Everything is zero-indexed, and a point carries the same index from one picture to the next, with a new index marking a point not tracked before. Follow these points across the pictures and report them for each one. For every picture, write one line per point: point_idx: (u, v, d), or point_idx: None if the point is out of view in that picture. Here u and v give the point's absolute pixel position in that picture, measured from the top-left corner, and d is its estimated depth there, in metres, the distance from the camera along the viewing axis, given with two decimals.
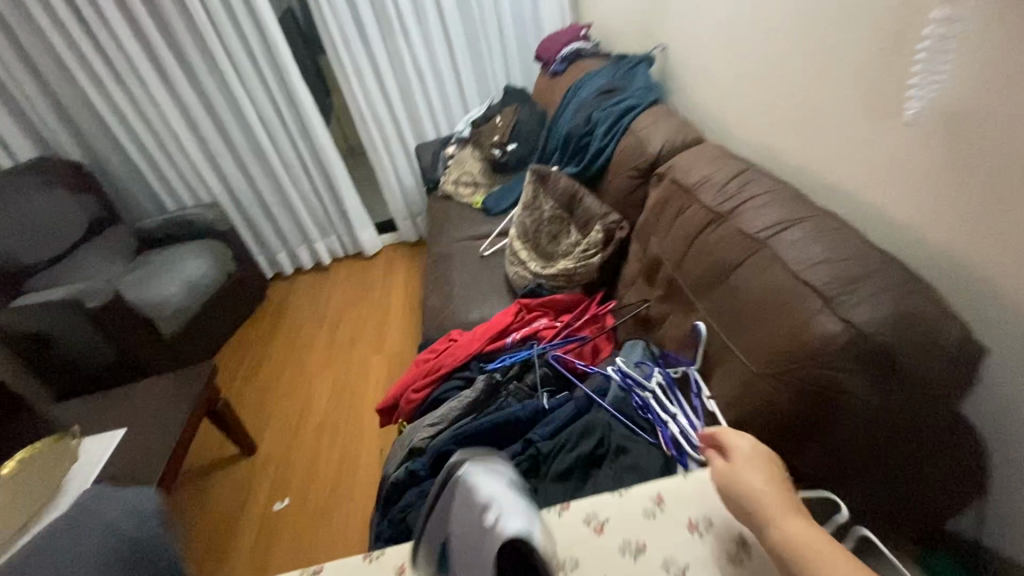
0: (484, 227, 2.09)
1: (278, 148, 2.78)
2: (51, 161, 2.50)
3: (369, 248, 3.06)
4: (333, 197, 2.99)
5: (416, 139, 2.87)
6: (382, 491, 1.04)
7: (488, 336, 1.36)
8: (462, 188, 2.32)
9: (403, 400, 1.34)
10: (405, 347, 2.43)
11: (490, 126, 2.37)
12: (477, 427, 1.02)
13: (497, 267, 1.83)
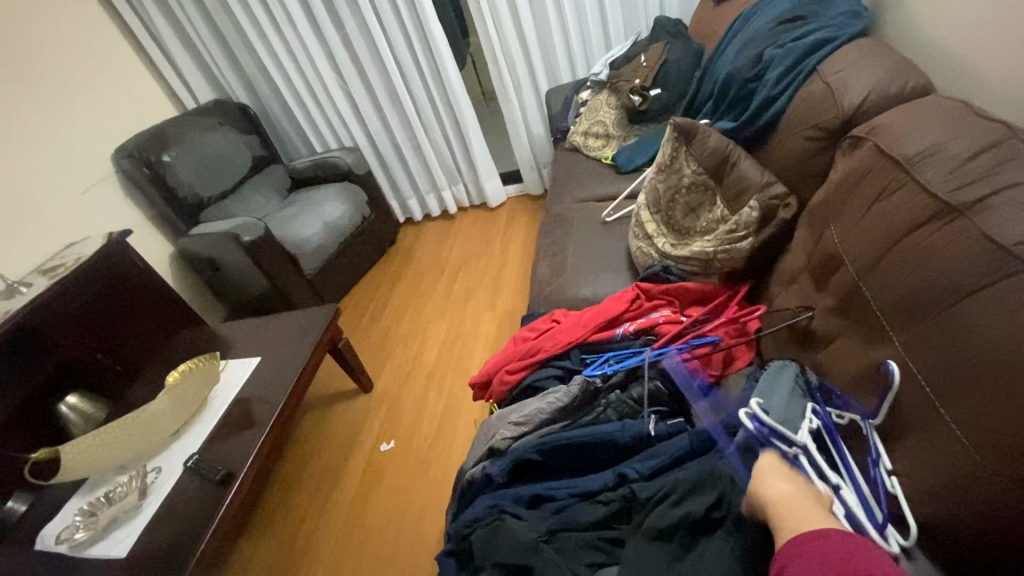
0: (612, 189, 1.85)
1: (412, 93, 2.76)
2: (224, 103, 2.76)
3: (493, 200, 2.98)
4: (461, 144, 2.92)
5: (549, 82, 2.63)
6: (457, 486, 0.96)
7: (596, 324, 1.18)
8: (593, 139, 2.07)
9: (495, 381, 1.23)
10: (517, 308, 2.34)
11: (632, 67, 2.04)
12: (567, 443, 0.88)
13: (619, 238, 1.61)
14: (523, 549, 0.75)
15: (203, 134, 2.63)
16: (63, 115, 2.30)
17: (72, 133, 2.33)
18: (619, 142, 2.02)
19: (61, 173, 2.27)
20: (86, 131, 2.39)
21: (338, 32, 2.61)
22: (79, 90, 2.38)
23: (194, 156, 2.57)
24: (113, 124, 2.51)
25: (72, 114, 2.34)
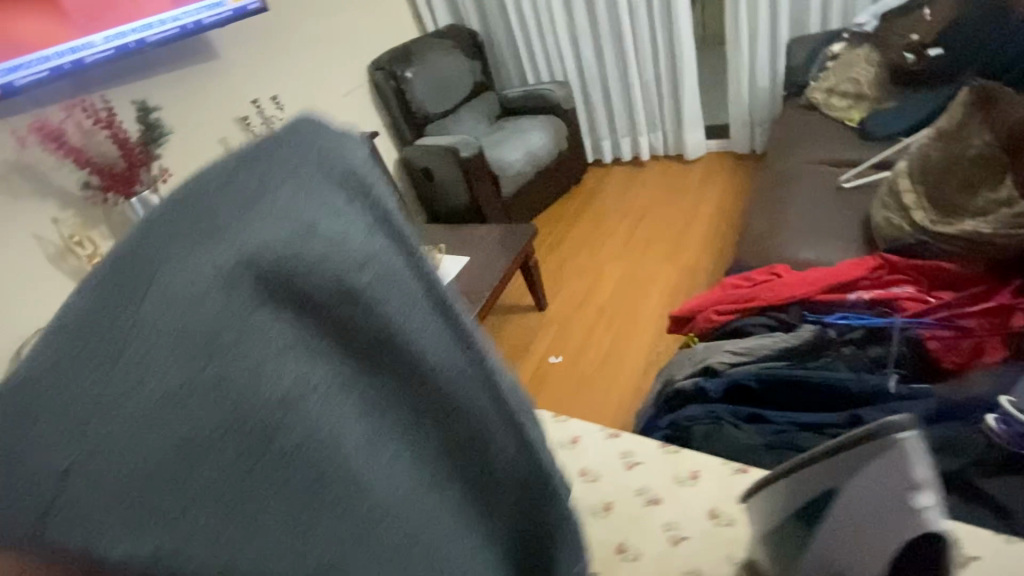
0: (852, 156, 1.72)
1: (636, 30, 2.77)
2: (460, 29, 3.02)
3: (692, 153, 2.90)
4: (673, 90, 2.86)
5: (792, 31, 2.44)
6: (662, 392, 1.05)
7: (824, 285, 1.17)
8: (837, 98, 1.90)
9: (700, 317, 1.29)
10: (701, 265, 2.34)
11: (910, 20, 1.79)
12: (792, 377, 0.94)
13: (856, 206, 1.51)
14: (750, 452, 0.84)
15: (439, 56, 2.93)
16: (343, 28, 2.75)
17: (344, 44, 2.77)
18: (873, 106, 1.83)
19: (336, 77, 2.73)
20: (355, 43, 2.82)
21: None
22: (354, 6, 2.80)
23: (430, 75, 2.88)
24: (371, 37, 2.90)
25: (348, 27, 2.78)
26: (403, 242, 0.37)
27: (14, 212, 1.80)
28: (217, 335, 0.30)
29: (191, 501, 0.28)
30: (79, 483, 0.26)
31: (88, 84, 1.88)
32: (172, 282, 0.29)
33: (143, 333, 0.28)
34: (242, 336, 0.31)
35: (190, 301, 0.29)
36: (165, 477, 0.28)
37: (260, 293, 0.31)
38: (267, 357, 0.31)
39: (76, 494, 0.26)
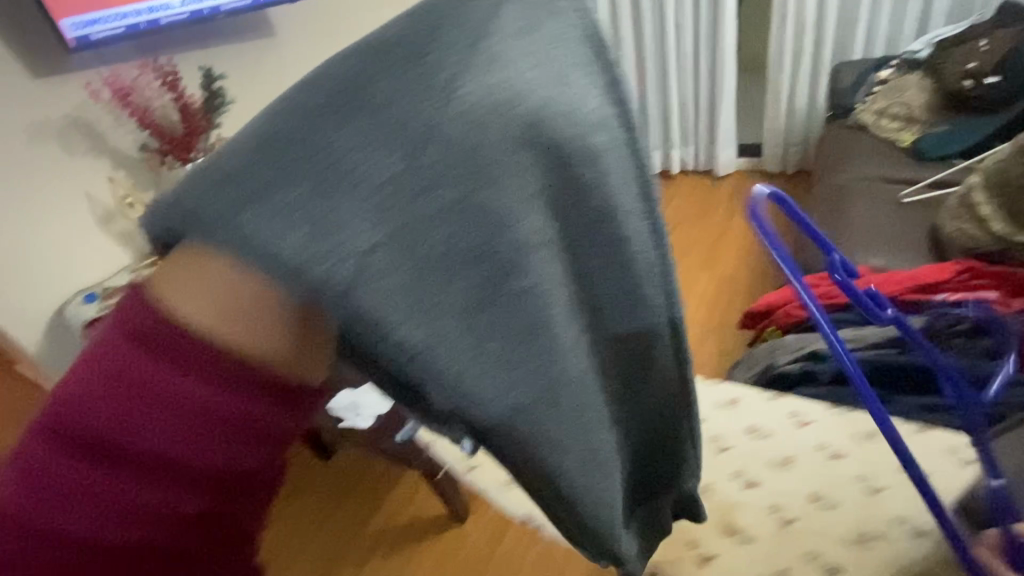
0: (907, 174, 1.79)
1: (680, 45, 2.77)
2: None
3: (723, 168, 2.96)
4: (709, 106, 2.92)
5: (834, 58, 2.54)
6: (767, 375, 1.17)
7: (911, 283, 1.20)
8: (887, 121, 1.98)
9: (779, 311, 1.32)
10: (738, 277, 2.39)
11: (964, 49, 1.89)
12: (898, 363, 1.07)
13: (915, 219, 1.59)
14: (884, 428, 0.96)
15: None
16: None
17: None
18: (923, 128, 1.93)
19: None
20: None
21: None
22: None
23: None
24: None
25: None
26: (609, 120, 0.54)
27: (71, 169, 1.77)
28: (472, 164, 0.46)
29: (450, 267, 0.47)
30: (376, 262, 0.42)
31: (159, 47, 1.84)
32: (459, 111, 0.45)
33: (429, 150, 0.44)
34: (495, 170, 0.48)
35: (466, 132, 0.46)
36: (433, 274, 0.46)
37: (511, 139, 0.48)
38: (502, 192, 0.48)
39: (377, 271, 0.42)
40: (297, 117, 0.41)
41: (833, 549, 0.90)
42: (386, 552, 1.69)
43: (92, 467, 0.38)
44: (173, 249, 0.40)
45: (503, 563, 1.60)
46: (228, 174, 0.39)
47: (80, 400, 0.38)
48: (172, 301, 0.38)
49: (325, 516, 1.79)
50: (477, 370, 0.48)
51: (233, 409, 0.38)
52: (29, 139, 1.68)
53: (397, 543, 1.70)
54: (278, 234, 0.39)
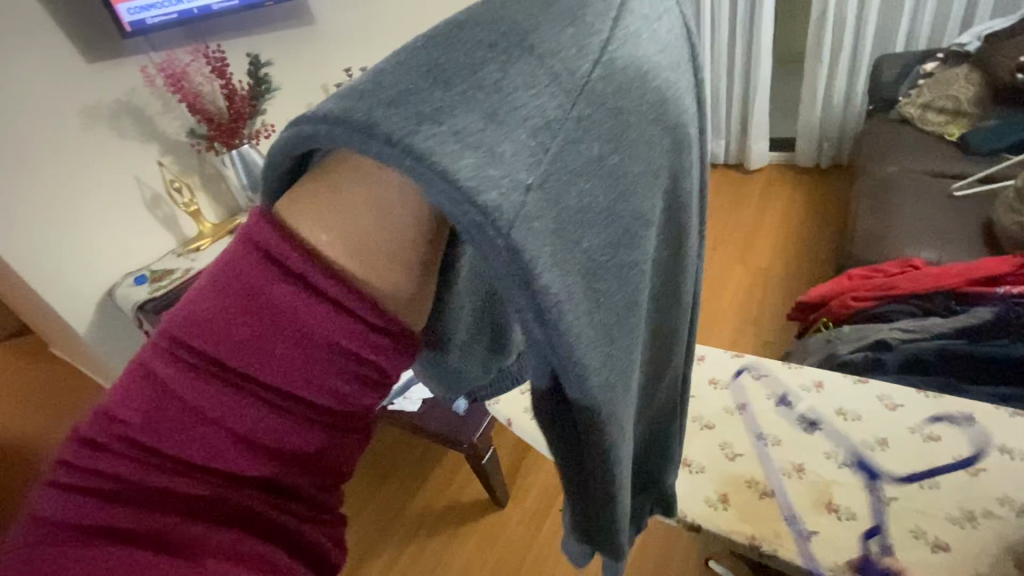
0: (955, 168, 1.77)
1: (716, 36, 2.74)
2: None
3: (756, 163, 2.93)
4: (743, 100, 2.89)
5: (874, 51, 2.51)
6: (829, 363, 1.15)
7: (972, 276, 1.20)
8: (933, 114, 1.97)
9: (834, 303, 1.31)
10: (773, 269, 2.37)
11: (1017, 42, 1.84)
12: (961, 354, 1.08)
13: (965, 211, 1.58)
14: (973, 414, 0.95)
15: None
16: None
17: None
18: (971, 122, 1.91)
19: None
20: None
21: None
22: None
23: None
24: None
25: None
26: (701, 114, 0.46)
27: (125, 153, 1.76)
28: (618, 122, 0.36)
29: (587, 231, 0.35)
30: (533, 210, 0.31)
31: (204, 33, 1.85)
32: (617, 57, 0.36)
33: (594, 87, 0.35)
34: (636, 131, 0.38)
35: (620, 77, 0.36)
36: (576, 231, 0.34)
37: (657, 104, 0.39)
38: (640, 160, 0.38)
39: (535, 215, 0.31)
40: (473, 48, 0.33)
41: (941, 529, 0.81)
42: (428, 534, 1.72)
43: (214, 397, 0.33)
44: (314, 167, 0.35)
45: (542, 554, 1.61)
46: (380, 89, 0.30)
47: (206, 319, 0.34)
48: (323, 229, 0.34)
49: (365, 498, 1.82)
50: (591, 348, 0.36)
51: (365, 350, 0.34)
52: (84, 122, 1.66)
53: (437, 525, 1.73)
54: (456, 150, 0.29)
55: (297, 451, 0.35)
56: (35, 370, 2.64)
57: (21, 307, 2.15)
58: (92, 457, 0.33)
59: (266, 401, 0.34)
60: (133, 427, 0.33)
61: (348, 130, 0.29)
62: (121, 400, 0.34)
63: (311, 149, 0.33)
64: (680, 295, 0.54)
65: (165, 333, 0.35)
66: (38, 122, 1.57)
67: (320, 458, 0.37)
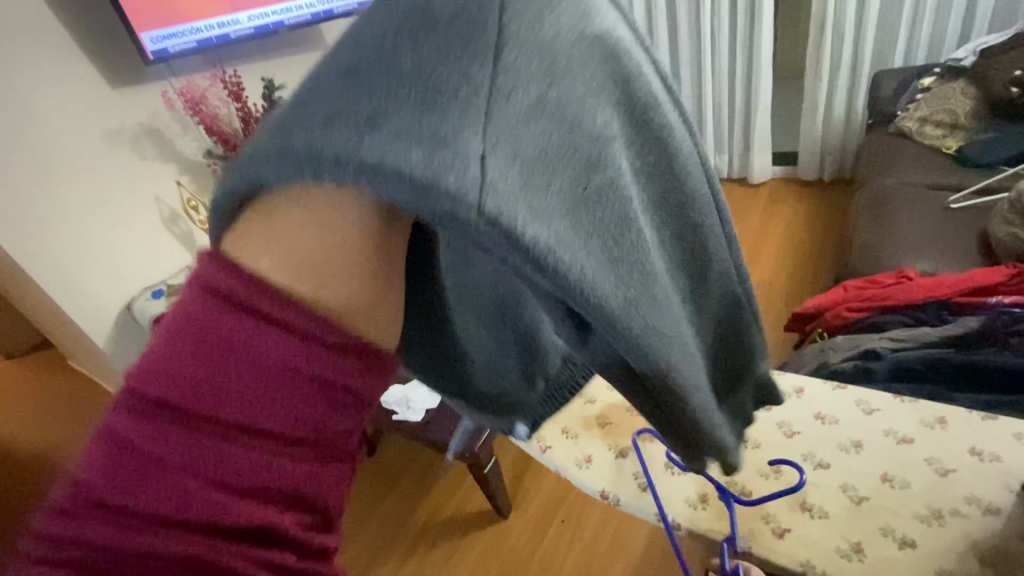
0: (952, 180, 1.78)
1: (716, 54, 2.81)
2: None
3: (758, 176, 2.96)
4: (745, 115, 2.94)
5: (873, 67, 2.55)
6: (820, 373, 1.17)
7: (964, 287, 1.22)
8: (930, 128, 1.98)
9: (828, 313, 1.34)
10: (776, 282, 2.38)
11: (1011, 58, 1.88)
12: (951, 362, 1.10)
13: (961, 223, 1.59)
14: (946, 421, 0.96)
15: None
16: None
17: None
18: (968, 135, 1.93)
19: None
20: None
21: None
22: None
23: None
24: None
25: None
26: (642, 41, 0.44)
27: (144, 173, 1.84)
28: (546, 65, 0.36)
29: (567, 176, 0.36)
30: (498, 171, 0.31)
31: (223, 58, 1.96)
32: (524, 12, 0.36)
33: (511, 46, 0.35)
34: (580, 75, 0.38)
35: (535, 30, 0.36)
36: (547, 173, 0.34)
37: (575, 35, 0.38)
38: (580, 86, 0.37)
39: (500, 176, 0.32)
40: (377, 30, 0.34)
41: (912, 529, 0.84)
42: (432, 544, 1.74)
43: (180, 444, 0.31)
44: (249, 204, 0.34)
45: (544, 565, 1.62)
46: (293, 112, 0.33)
47: (164, 365, 0.32)
48: (270, 253, 0.33)
49: (371, 509, 1.85)
50: (605, 280, 0.36)
51: (320, 367, 0.33)
52: (108, 143, 1.75)
53: (440, 536, 1.75)
54: (396, 149, 0.30)
55: (274, 489, 0.32)
56: (58, 383, 2.74)
57: (44, 321, 2.24)
58: (69, 532, 0.30)
59: (234, 438, 0.32)
60: (107, 494, 0.30)
61: (297, 163, 0.31)
62: (88, 463, 0.31)
63: (244, 192, 0.33)
64: (699, 241, 0.50)
65: (126, 390, 0.32)
66: (64, 143, 1.66)
67: (306, 495, 0.34)
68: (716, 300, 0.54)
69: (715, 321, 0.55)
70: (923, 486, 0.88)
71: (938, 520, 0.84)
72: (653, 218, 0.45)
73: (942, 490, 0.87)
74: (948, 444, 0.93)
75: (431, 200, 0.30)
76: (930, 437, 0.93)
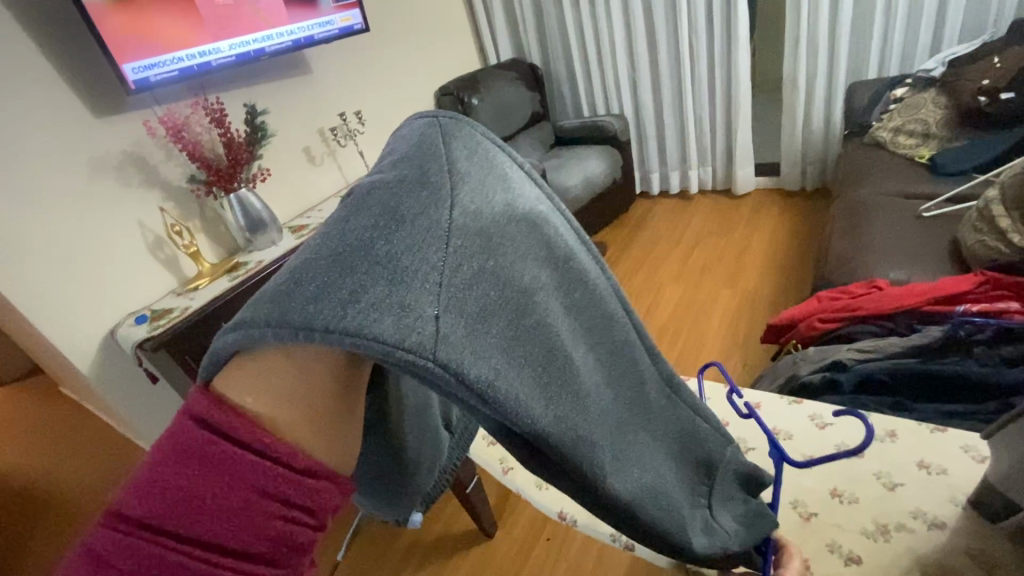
0: (925, 189, 1.80)
1: (695, 71, 2.86)
2: (520, 62, 3.15)
3: (742, 187, 3.00)
4: (726, 127, 2.98)
5: (848, 79, 2.60)
6: (790, 385, 1.18)
7: (931, 297, 1.24)
8: (903, 138, 2.03)
9: (803, 325, 1.35)
10: (761, 291, 2.38)
11: (979, 67, 1.92)
12: (918, 371, 1.10)
13: (935, 232, 1.61)
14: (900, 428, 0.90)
15: (503, 85, 3.01)
16: (422, 53, 2.89)
17: (425, 70, 2.92)
18: (941, 144, 1.96)
19: (408, 98, 2.83)
20: (431, 73, 2.96)
21: (644, 8, 2.80)
22: (428, 33, 2.92)
23: (496, 100, 2.93)
24: (438, 66, 3.02)
25: (424, 51, 2.90)
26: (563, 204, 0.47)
27: (128, 200, 1.86)
28: (486, 240, 0.37)
29: (517, 324, 0.36)
30: (452, 331, 0.32)
31: (207, 86, 2.00)
32: (463, 199, 0.37)
33: (454, 226, 0.36)
34: (521, 234, 0.39)
35: (474, 211, 0.37)
36: (496, 324, 0.35)
37: (507, 211, 0.39)
38: (521, 244, 0.39)
39: (455, 334, 0.32)
40: (357, 228, 0.33)
41: (856, 543, 0.77)
42: (418, 564, 1.72)
43: (155, 571, 0.28)
44: (233, 357, 0.32)
45: None
46: (278, 292, 0.31)
47: (151, 484, 0.29)
48: (260, 395, 0.32)
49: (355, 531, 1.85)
50: (553, 419, 0.36)
51: (289, 490, 0.30)
52: (91, 174, 1.77)
53: (425, 557, 1.73)
54: (364, 313, 0.30)
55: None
56: (49, 406, 2.74)
57: (32, 347, 2.24)
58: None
59: (206, 561, 0.28)
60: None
61: (288, 331, 0.30)
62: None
63: (236, 348, 0.31)
64: (643, 374, 0.49)
65: (107, 512, 0.29)
66: (46, 177, 1.68)
67: None
68: (684, 420, 0.53)
69: (689, 441, 0.53)
70: (869, 499, 0.82)
71: (886, 533, 0.77)
72: (604, 364, 0.45)
73: (890, 503, 0.81)
74: (901, 454, 0.86)
75: (399, 355, 0.30)
76: (879, 447, 0.88)
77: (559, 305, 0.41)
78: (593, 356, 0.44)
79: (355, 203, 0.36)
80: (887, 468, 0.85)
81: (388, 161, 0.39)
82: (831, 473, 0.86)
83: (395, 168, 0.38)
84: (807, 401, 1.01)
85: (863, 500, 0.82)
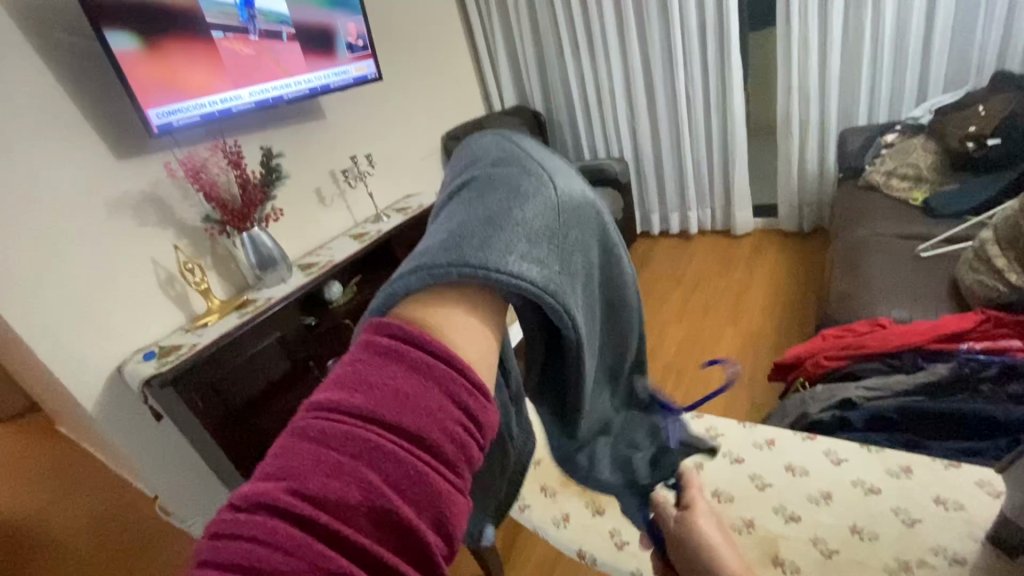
0: (920, 230, 1.86)
1: (691, 117, 2.98)
2: (524, 109, 3.28)
3: (741, 228, 3.07)
4: (723, 171, 3.08)
5: (839, 126, 2.71)
6: (800, 424, 1.19)
7: (934, 335, 1.26)
8: (896, 181, 2.10)
9: (809, 362, 1.37)
10: (763, 330, 2.40)
11: (964, 115, 2.01)
12: (925, 410, 1.12)
13: (932, 271, 1.65)
14: (916, 464, 0.90)
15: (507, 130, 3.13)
16: (430, 100, 3.01)
17: (433, 116, 3.04)
18: (933, 187, 2.03)
19: (416, 142, 2.94)
20: (439, 118, 3.08)
21: (643, 60, 2.94)
22: (437, 82, 3.06)
23: None
24: (445, 112, 3.14)
25: (433, 98, 3.03)
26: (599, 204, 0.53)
27: (142, 238, 1.90)
28: (577, 218, 0.41)
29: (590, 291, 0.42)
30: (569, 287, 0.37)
31: (225, 130, 2.08)
32: (563, 183, 0.41)
33: (561, 204, 0.40)
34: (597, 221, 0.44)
35: (571, 193, 0.41)
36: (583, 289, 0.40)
37: (588, 200, 0.43)
38: (594, 227, 0.44)
39: (569, 289, 0.37)
40: (489, 202, 0.37)
41: None
42: None
43: (366, 455, 0.26)
44: (411, 296, 0.32)
45: None
46: (440, 246, 0.34)
47: (357, 380, 0.28)
48: (444, 317, 0.31)
49: None
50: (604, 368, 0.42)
51: (472, 405, 0.30)
52: (109, 213, 1.82)
53: None
54: (520, 261, 0.34)
55: (437, 523, 0.27)
56: (43, 445, 2.70)
57: (33, 384, 2.23)
58: (240, 551, 0.22)
59: (413, 452, 0.27)
60: (295, 495, 0.24)
61: (467, 271, 0.32)
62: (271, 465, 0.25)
63: (416, 287, 0.32)
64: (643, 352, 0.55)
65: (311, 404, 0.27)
66: (67, 215, 1.72)
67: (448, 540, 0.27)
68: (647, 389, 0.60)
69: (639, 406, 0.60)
70: (887, 534, 0.82)
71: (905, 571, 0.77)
72: (621, 339, 0.50)
73: (906, 540, 0.80)
74: (916, 483, 0.88)
75: (548, 297, 0.34)
76: (892, 483, 0.88)
77: (608, 282, 0.46)
78: (623, 332, 0.50)
79: (476, 184, 0.39)
80: (904, 501, 0.85)
81: (482, 156, 0.42)
82: (846, 509, 0.87)
83: (497, 161, 0.41)
84: (819, 436, 1.02)
85: (881, 537, 0.82)
